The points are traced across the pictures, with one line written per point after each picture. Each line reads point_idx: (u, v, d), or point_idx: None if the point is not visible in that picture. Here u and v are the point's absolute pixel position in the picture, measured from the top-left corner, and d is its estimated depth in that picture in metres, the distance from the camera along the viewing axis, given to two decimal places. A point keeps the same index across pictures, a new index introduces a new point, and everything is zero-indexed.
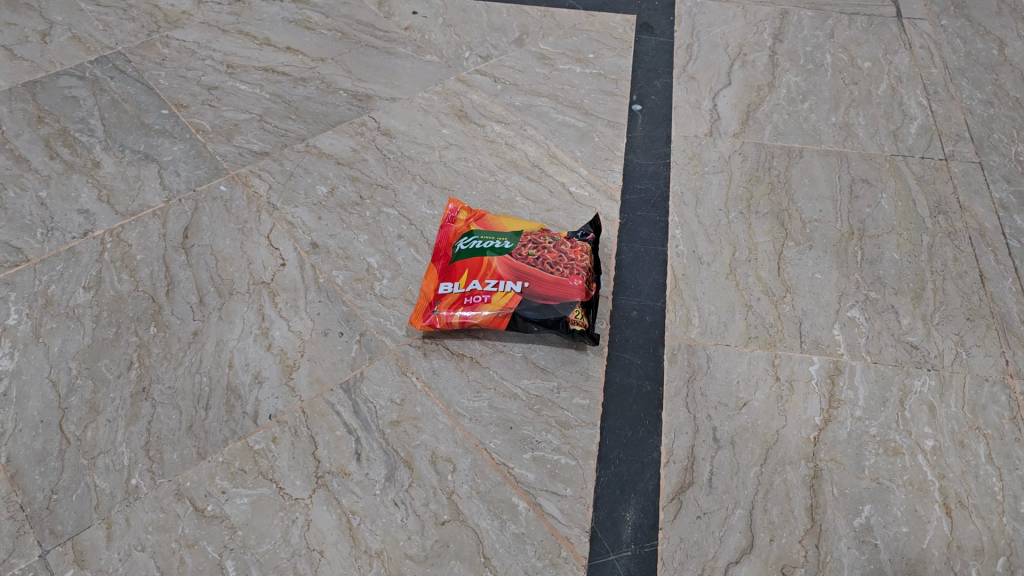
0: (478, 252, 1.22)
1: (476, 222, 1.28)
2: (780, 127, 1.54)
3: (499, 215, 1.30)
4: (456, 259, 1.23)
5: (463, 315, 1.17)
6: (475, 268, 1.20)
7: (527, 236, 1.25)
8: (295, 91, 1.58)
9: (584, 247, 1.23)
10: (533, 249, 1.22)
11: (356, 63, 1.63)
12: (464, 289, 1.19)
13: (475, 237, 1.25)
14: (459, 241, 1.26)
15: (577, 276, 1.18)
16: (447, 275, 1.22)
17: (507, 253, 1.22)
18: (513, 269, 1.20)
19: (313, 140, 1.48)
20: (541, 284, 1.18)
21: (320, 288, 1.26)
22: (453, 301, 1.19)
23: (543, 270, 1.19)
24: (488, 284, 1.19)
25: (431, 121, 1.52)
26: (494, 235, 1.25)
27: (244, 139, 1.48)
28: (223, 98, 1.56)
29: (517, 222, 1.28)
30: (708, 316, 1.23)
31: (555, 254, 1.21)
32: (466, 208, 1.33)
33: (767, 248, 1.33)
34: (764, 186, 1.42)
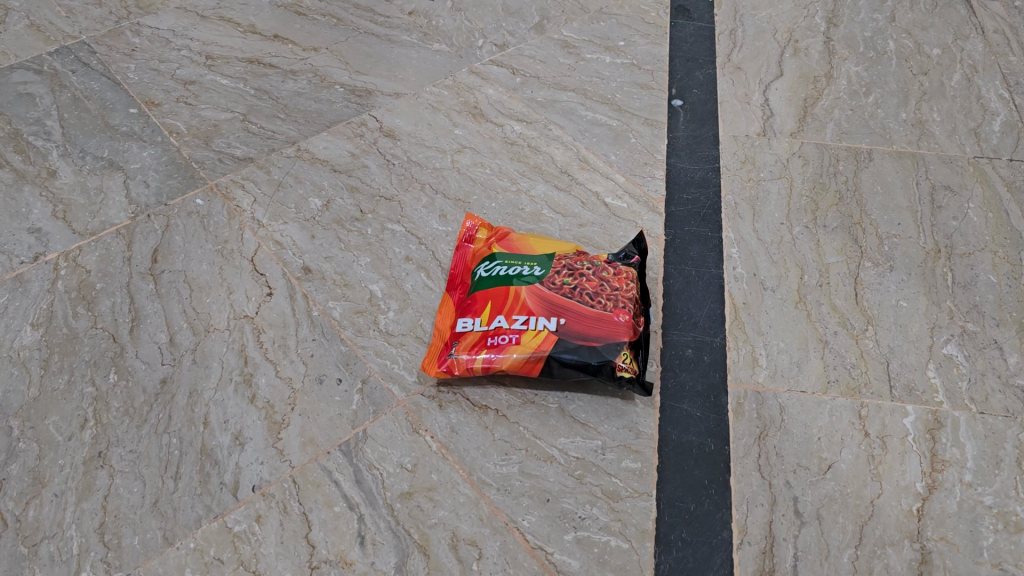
0: (503, 281, 1.02)
1: (499, 243, 1.08)
2: (843, 124, 1.32)
3: (526, 235, 1.10)
4: (477, 289, 1.03)
5: (487, 359, 0.97)
6: (500, 301, 1.00)
7: (560, 260, 1.05)
8: (284, 85, 1.37)
9: (629, 274, 1.03)
10: (568, 277, 1.02)
11: (353, 53, 1.42)
12: (487, 326, 0.99)
13: (499, 262, 1.05)
14: (480, 266, 1.06)
15: (623, 310, 0.99)
16: (466, 308, 1.02)
17: (538, 281, 1.02)
18: (546, 302, 1.00)
19: (304, 143, 1.28)
20: (580, 320, 0.98)
21: (313, 324, 1.06)
22: (474, 342, 0.99)
23: (582, 303, 1.00)
24: (516, 319, 0.99)
25: (441, 120, 1.31)
26: (520, 258, 1.05)
27: (225, 143, 1.28)
28: (200, 94, 1.36)
29: (547, 242, 1.08)
30: (777, 355, 1.04)
31: (595, 284, 1.02)
32: (486, 225, 1.13)
33: (840, 270, 1.13)
34: (831, 195, 1.22)
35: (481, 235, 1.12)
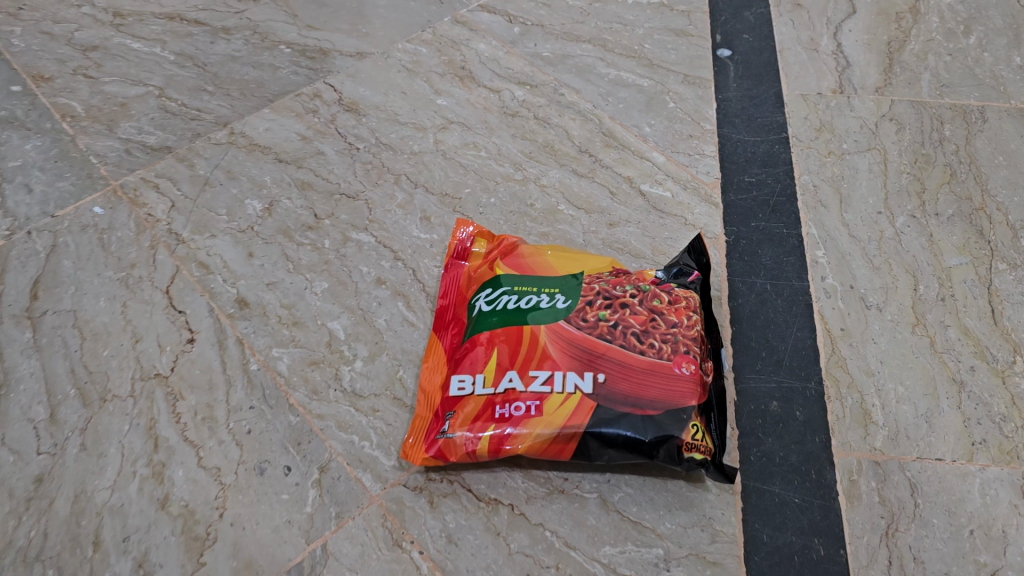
0: (513, 319, 0.72)
1: (503, 261, 0.78)
2: (942, 74, 1.01)
3: (541, 247, 0.80)
4: (476, 330, 0.73)
5: (497, 438, 0.68)
6: (510, 349, 0.70)
7: (591, 283, 0.75)
8: (213, 48, 1.05)
9: (689, 302, 0.73)
10: (605, 309, 0.72)
11: (303, 2, 1.10)
12: (493, 387, 0.69)
13: (505, 289, 0.75)
14: (479, 296, 0.76)
15: (686, 358, 0.69)
16: (462, 360, 0.72)
17: (562, 316, 0.72)
18: (576, 349, 0.70)
19: (239, 123, 0.96)
20: (626, 376, 0.68)
21: (251, 384, 0.77)
22: (477, 412, 0.69)
23: (628, 348, 0.70)
24: (535, 376, 0.69)
25: (419, 86, 1.00)
26: (535, 282, 0.75)
27: (134, 128, 0.97)
28: (105, 63, 1.04)
29: (570, 258, 0.78)
30: (897, 406, 0.75)
31: (643, 318, 0.72)
32: (485, 235, 0.83)
33: (966, 277, 0.83)
34: (939, 169, 0.92)
35: (478, 250, 0.82)
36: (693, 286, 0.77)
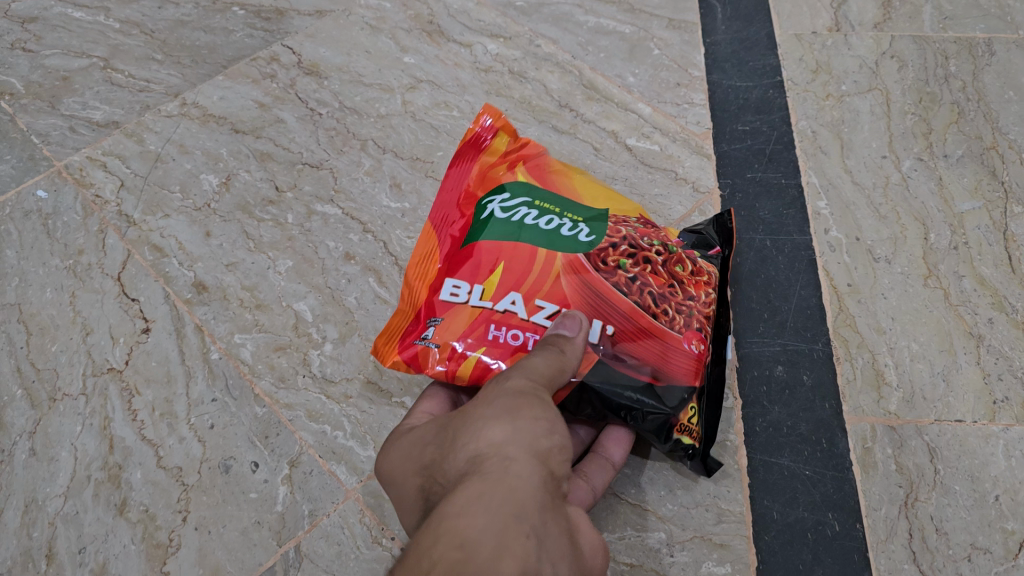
0: (526, 241, 0.62)
1: (527, 173, 0.67)
2: (945, 6, 0.94)
3: (569, 169, 0.69)
4: (484, 235, 0.62)
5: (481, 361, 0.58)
6: (519, 270, 0.60)
7: (618, 226, 0.64)
8: (161, 13, 0.97)
9: (709, 278, 0.64)
10: (627, 258, 0.62)
11: None
12: (493, 303, 0.60)
13: (524, 202, 0.65)
14: (492, 198, 0.65)
15: (698, 335, 0.61)
16: (463, 260, 0.62)
17: (583, 250, 0.61)
18: (591, 289, 0.60)
19: (191, 93, 0.89)
20: (633, 339, 0.59)
21: (213, 375, 0.71)
22: (467, 327, 0.59)
23: (643, 305, 0.60)
24: (542, 307, 0.59)
25: (383, 43, 0.92)
26: (557, 205, 0.65)
27: (79, 102, 0.89)
28: (45, 34, 0.95)
29: (597, 189, 0.68)
30: (912, 365, 0.69)
31: (663, 280, 0.62)
32: (513, 134, 0.70)
33: (980, 222, 0.77)
34: (946, 108, 0.85)
35: (496, 149, 0.69)
36: (713, 260, 0.67)
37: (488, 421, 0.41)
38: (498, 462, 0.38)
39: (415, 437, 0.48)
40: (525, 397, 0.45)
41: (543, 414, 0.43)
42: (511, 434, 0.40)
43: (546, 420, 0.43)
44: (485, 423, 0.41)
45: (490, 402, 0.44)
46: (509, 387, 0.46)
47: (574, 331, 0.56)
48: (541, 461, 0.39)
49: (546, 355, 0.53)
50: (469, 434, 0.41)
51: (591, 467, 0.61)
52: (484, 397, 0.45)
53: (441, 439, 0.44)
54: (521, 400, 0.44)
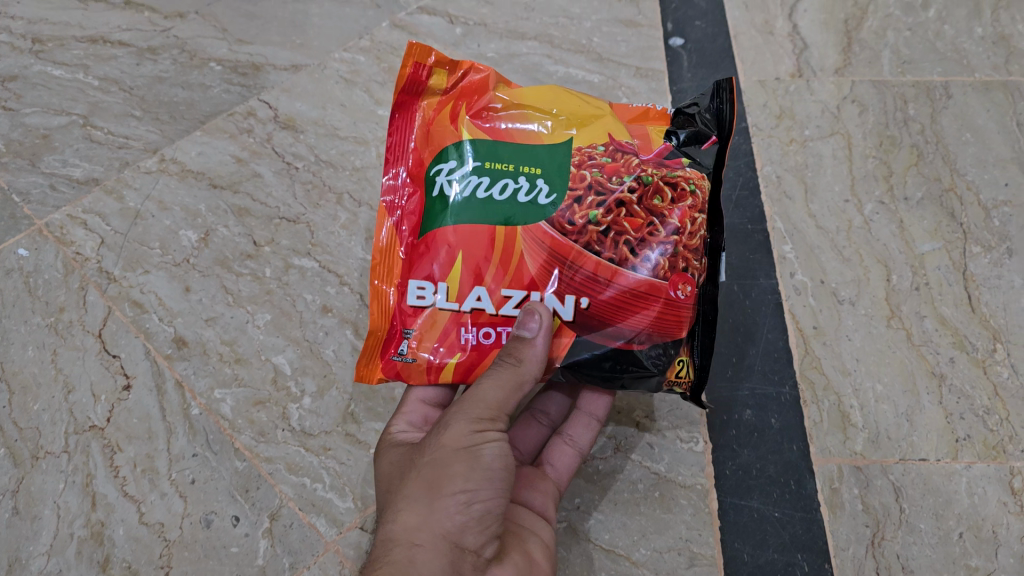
0: (487, 217, 0.58)
1: (471, 120, 0.61)
2: (904, 50, 0.96)
3: (521, 102, 0.62)
4: (440, 223, 0.59)
5: (462, 368, 0.58)
6: (480, 258, 0.58)
7: (581, 168, 0.59)
8: (139, 69, 0.98)
9: (696, 198, 0.59)
10: (596, 207, 0.58)
11: (231, 14, 1.01)
12: (459, 304, 0.58)
13: (475, 166, 0.59)
14: (440, 166, 0.60)
15: (683, 277, 0.58)
16: (423, 256, 0.59)
17: (547, 216, 0.58)
18: (559, 264, 0.57)
19: (169, 149, 0.90)
20: (614, 302, 0.57)
21: (194, 430, 0.73)
22: (442, 329, 0.58)
23: (619, 262, 0.57)
24: (509, 297, 0.58)
25: (357, 97, 0.94)
26: (512, 155, 0.60)
27: (59, 160, 0.90)
28: (24, 93, 0.96)
29: (553, 116, 0.61)
30: (877, 406, 0.71)
31: (640, 222, 0.58)
32: (446, 67, 0.61)
33: (940, 262, 0.80)
34: (906, 151, 0.88)
35: (434, 93, 0.62)
36: (704, 156, 0.62)
37: (412, 500, 0.51)
38: (405, 560, 0.49)
39: (392, 457, 0.58)
40: (451, 461, 0.52)
41: (458, 488, 0.51)
42: (424, 520, 0.50)
43: (461, 494, 0.51)
44: (405, 510, 0.51)
45: (424, 466, 0.53)
46: (446, 441, 0.53)
47: (530, 332, 0.54)
48: (438, 552, 0.49)
49: (500, 373, 0.54)
50: (399, 509, 0.52)
51: (577, 426, 0.66)
52: (423, 460, 0.53)
53: (392, 489, 0.54)
54: (443, 471, 0.52)
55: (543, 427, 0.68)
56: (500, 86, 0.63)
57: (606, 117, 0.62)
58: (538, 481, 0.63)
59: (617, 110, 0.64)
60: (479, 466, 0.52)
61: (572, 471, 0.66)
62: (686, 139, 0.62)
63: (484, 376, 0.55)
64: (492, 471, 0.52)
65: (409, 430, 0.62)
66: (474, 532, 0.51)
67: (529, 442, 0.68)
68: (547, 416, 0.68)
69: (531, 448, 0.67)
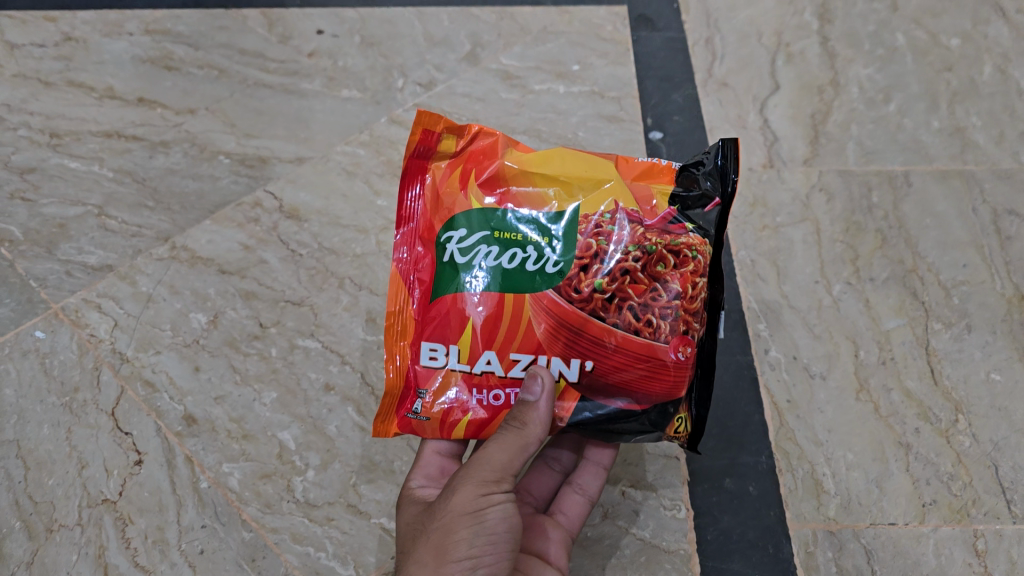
0: (496, 284, 0.60)
1: (480, 188, 0.62)
2: (867, 142, 1.03)
3: (530, 165, 0.63)
4: (449, 289, 0.61)
5: (474, 426, 0.61)
6: (489, 323, 0.60)
7: (586, 237, 0.60)
8: (152, 162, 1.03)
9: (698, 262, 0.61)
10: (601, 277, 0.59)
11: (239, 111, 1.09)
12: (469, 366, 0.60)
13: (484, 234, 0.61)
14: (450, 233, 0.62)
15: (685, 339, 0.60)
16: (434, 320, 0.61)
17: (553, 285, 0.60)
18: (564, 330, 0.59)
19: (181, 237, 0.96)
20: (617, 365, 0.59)
21: (203, 503, 0.77)
22: (453, 388, 0.61)
23: (622, 326, 0.59)
24: (517, 360, 0.60)
25: (358, 188, 1.00)
26: (520, 223, 0.61)
27: (74, 248, 0.95)
28: (42, 184, 1.01)
29: (560, 181, 0.62)
30: (848, 473, 0.76)
31: (643, 288, 0.60)
32: (456, 131, 0.64)
33: (905, 338, 0.85)
34: (871, 235, 0.94)
35: (445, 158, 0.64)
36: (707, 220, 0.63)
37: (422, 561, 0.56)
38: None
39: (408, 516, 0.62)
40: (459, 523, 0.56)
41: (463, 554, 0.55)
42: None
43: (466, 559, 0.55)
44: (416, 572, 0.56)
45: (435, 528, 0.57)
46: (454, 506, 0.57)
47: (535, 397, 0.58)
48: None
49: (504, 437, 0.58)
50: (410, 569, 0.56)
51: (587, 475, 0.70)
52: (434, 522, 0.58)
53: (406, 547, 0.59)
54: (449, 537, 0.56)
55: (554, 474, 0.72)
56: (510, 147, 0.65)
57: (615, 180, 0.62)
58: (555, 528, 0.67)
59: (624, 166, 0.63)
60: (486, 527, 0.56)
61: (583, 518, 0.69)
62: (691, 201, 0.63)
63: (492, 441, 0.59)
64: (496, 533, 0.57)
65: (427, 485, 0.66)
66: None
67: (543, 487, 0.71)
68: (559, 462, 0.72)
69: (545, 494, 0.71)
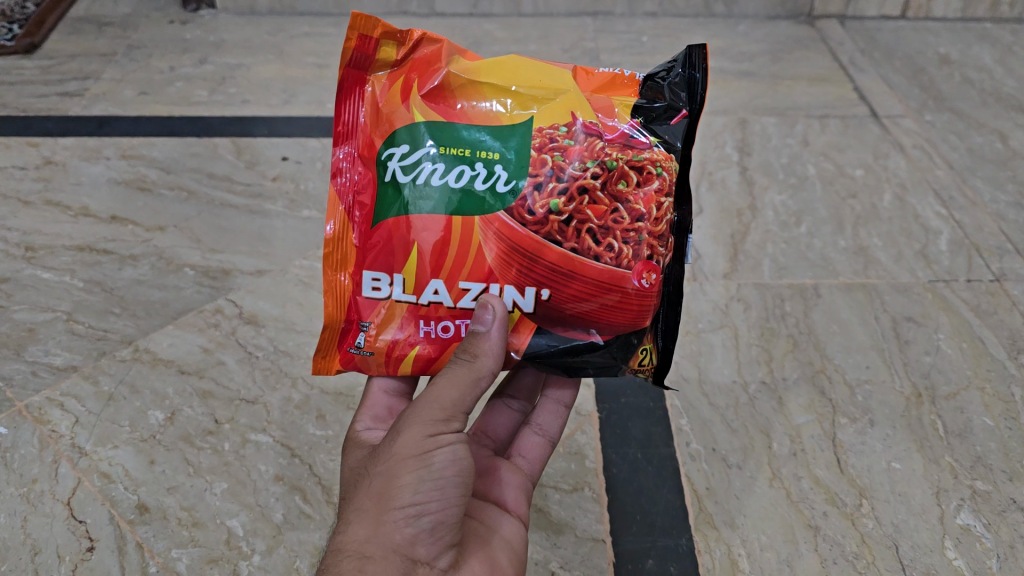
0: (443, 206, 0.59)
1: (423, 101, 0.59)
2: (780, 258, 1.14)
3: (479, 76, 0.60)
4: (393, 215, 0.60)
5: (422, 358, 0.62)
6: (436, 252, 0.59)
7: (542, 152, 0.59)
8: (120, 273, 1.11)
9: (663, 180, 0.60)
10: (560, 197, 0.59)
11: (206, 228, 1.17)
12: (416, 296, 0.61)
13: (429, 152, 0.59)
14: (392, 151, 0.60)
15: (648, 265, 0.61)
16: (378, 248, 0.60)
17: (502, 207, 0.59)
18: (519, 257, 0.60)
19: (144, 341, 1.02)
20: (577, 295, 0.60)
21: None
22: (400, 320, 0.62)
23: (582, 252, 0.60)
24: (467, 290, 0.60)
25: (314, 297, 1.08)
26: (469, 138, 0.59)
27: (41, 351, 1.01)
28: (15, 293, 1.08)
29: (513, 92, 0.60)
30: (761, 553, 0.81)
31: (603, 209, 0.60)
32: (394, 37, 0.60)
33: (814, 431, 0.92)
34: (783, 340, 1.02)
35: (383, 65, 0.60)
36: (674, 133, 0.61)
37: (366, 508, 0.55)
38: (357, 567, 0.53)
39: (354, 461, 0.62)
40: (403, 467, 0.55)
41: (408, 501, 0.54)
42: (374, 528, 0.54)
43: (411, 505, 0.54)
44: (356, 523, 0.55)
45: (379, 470, 0.56)
46: (400, 449, 0.56)
47: (485, 326, 0.58)
48: (388, 566, 0.53)
49: (454, 372, 0.58)
50: (353, 516, 0.56)
51: (547, 415, 0.73)
52: (378, 464, 0.56)
53: (351, 491, 0.58)
54: (394, 483, 0.55)
55: (513, 413, 0.75)
56: (456, 55, 0.61)
57: (572, 92, 0.60)
58: (512, 473, 0.69)
59: (583, 78, 0.61)
60: (433, 469, 0.55)
61: (544, 457, 0.73)
62: (658, 114, 0.61)
63: (442, 374, 0.58)
64: (444, 478, 0.56)
65: (374, 427, 0.67)
66: (425, 541, 0.55)
67: (500, 427, 0.74)
68: (516, 400, 0.75)
69: (502, 434, 0.74)
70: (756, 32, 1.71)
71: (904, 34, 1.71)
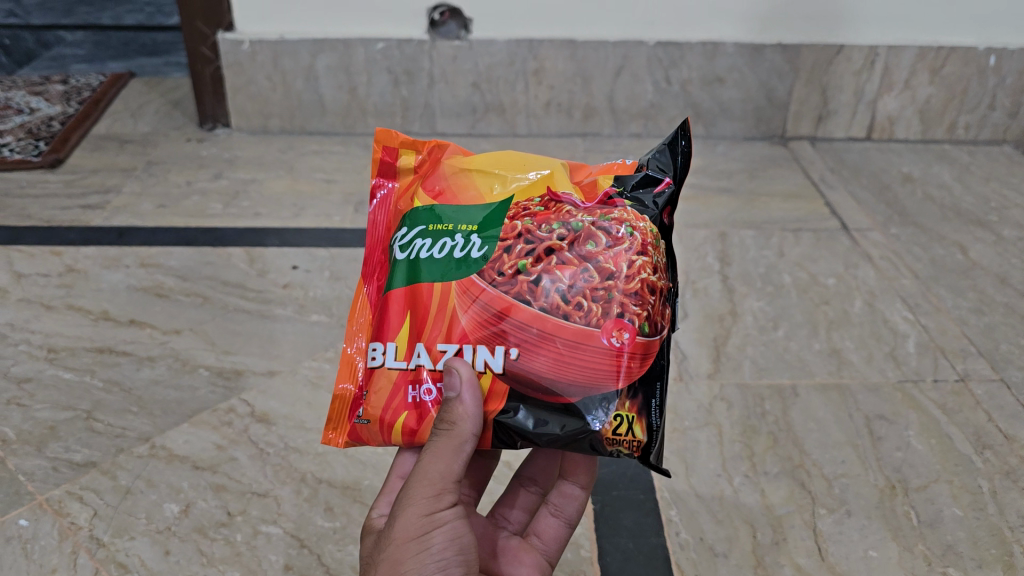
0: (421, 274, 0.67)
1: (423, 190, 0.71)
2: (759, 360, 1.22)
3: (473, 166, 0.70)
4: (388, 288, 0.69)
5: (410, 423, 0.66)
6: (419, 318, 0.66)
7: (513, 219, 0.66)
8: (138, 373, 1.17)
9: (635, 240, 0.65)
10: (527, 258, 0.65)
11: (220, 332, 1.24)
12: (406, 362, 0.66)
13: (419, 230, 0.68)
14: (397, 235, 0.70)
15: (618, 323, 0.63)
16: (380, 324, 0.68)
17: (476, 271, 0.65)
18: (491, 319, 0.64)
19: (160, 438, 1.08)
20: (546, 356, 0.63)
21: None
22: (389, 386, 0.67)
23: (551, 311, 0.63)
24: (444, 352, 0.65)
25: (322, 397, 1.14)
26: (453, 216, 0.68)
27: (62, 447, 1.06)
28: (37, 392, 1.13)
29: (501, 178, 0.69)
30: None
31: (573, 268, 0.64)
32: (412, 148, 0.73)
33: (795, 522, 0.98)
34: (764, 437, 1.09)
35: (404, 171, 0.74)
36: (653, 198, 0.68)
37: None
38: None
39: (364, 549, 0.68)
40: (406, 551, 0.61)
41: None
42: None
43: None
44: None
45: (385, 554, 0.62)
46: (401, 533, 0.62)
47: (457, 391, 0.62)
48: None
49: (438, 446, 0.63)
50: None
51: (561, 498, 0.78)
52: (384, 551, 0.63)
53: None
54: (399, 567, 0.61)
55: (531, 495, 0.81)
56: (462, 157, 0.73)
57: (560, 176, 0.69)
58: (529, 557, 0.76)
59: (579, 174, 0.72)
60: (433, 547, 0.62)
61: (560, 539, 0.77)
62: (638, 184, 0.69)
63: (428, 450, 0.63)
64: (445, 556, 0.62)
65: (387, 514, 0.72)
66: None
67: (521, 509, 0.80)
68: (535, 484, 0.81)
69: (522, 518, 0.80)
70: (733, 152, 1.84)
71: (870, 154, 1.84)
